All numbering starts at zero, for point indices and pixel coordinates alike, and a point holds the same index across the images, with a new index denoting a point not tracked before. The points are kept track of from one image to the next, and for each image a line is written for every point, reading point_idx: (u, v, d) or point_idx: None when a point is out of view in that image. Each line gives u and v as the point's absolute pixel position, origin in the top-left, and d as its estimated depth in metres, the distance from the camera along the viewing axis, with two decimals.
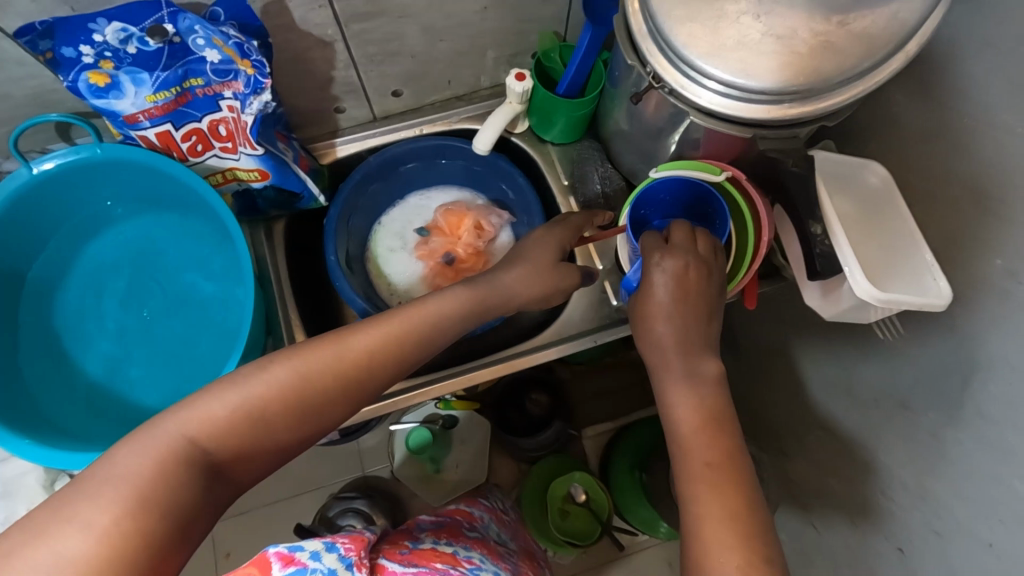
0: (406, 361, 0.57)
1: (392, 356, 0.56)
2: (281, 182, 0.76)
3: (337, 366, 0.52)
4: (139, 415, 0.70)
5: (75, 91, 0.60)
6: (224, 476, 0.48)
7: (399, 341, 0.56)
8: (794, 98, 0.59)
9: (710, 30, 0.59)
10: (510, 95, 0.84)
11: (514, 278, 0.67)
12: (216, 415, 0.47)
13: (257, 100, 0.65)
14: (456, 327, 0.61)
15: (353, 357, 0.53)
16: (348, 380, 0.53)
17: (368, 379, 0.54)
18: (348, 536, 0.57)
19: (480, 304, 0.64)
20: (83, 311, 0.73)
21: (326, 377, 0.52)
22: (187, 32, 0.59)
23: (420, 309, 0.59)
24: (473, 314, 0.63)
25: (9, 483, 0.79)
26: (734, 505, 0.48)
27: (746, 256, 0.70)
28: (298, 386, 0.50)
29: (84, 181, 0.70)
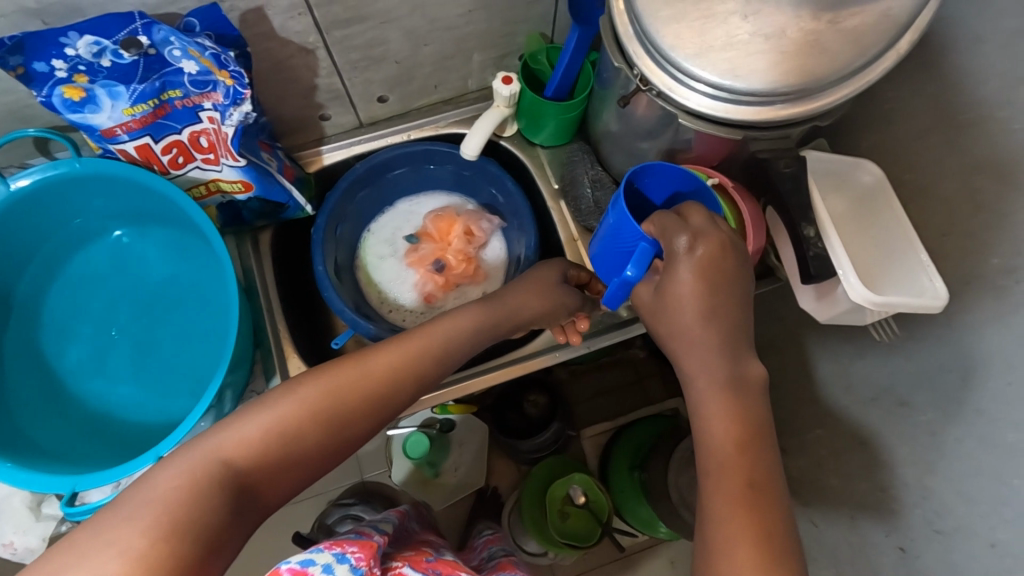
0: (427, 377, 0.58)
1: (414, 373, 0.57)
2: (265, 193, 0.74)
3: (362, 385, 0.53)
4: (123, 434, 0.69)
5: (49, 106, 0.59)
6: (256, 498, 0.48)
7: (418, 359, 0.58)
8: (785, 99, 0.58)
9: (697, 31, 0.58)
10: (498, 99, 0.82)
11: (518, 299, 0.68)
12: (251, 435, 0.48)
13: (237, 112, 0.64)
14: (468, 345, 0.63)
15: (378, 374, 0.55)
16: (374, 399, 0.54)
17: (391, 397, 0.55)
18: (358, 543, 0.56)
19: (490, 325, 0.65)
20: (64, 332, 0.72)
21: (354, 396, 0.53)
22: (163, 43, 0.57)
23: (434, 329, 0.61)
24: (483, 335, 0.64)
25: None
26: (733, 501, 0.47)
27: None
28: (330, 406, 0.51)
29: (63, 198, 0.69)
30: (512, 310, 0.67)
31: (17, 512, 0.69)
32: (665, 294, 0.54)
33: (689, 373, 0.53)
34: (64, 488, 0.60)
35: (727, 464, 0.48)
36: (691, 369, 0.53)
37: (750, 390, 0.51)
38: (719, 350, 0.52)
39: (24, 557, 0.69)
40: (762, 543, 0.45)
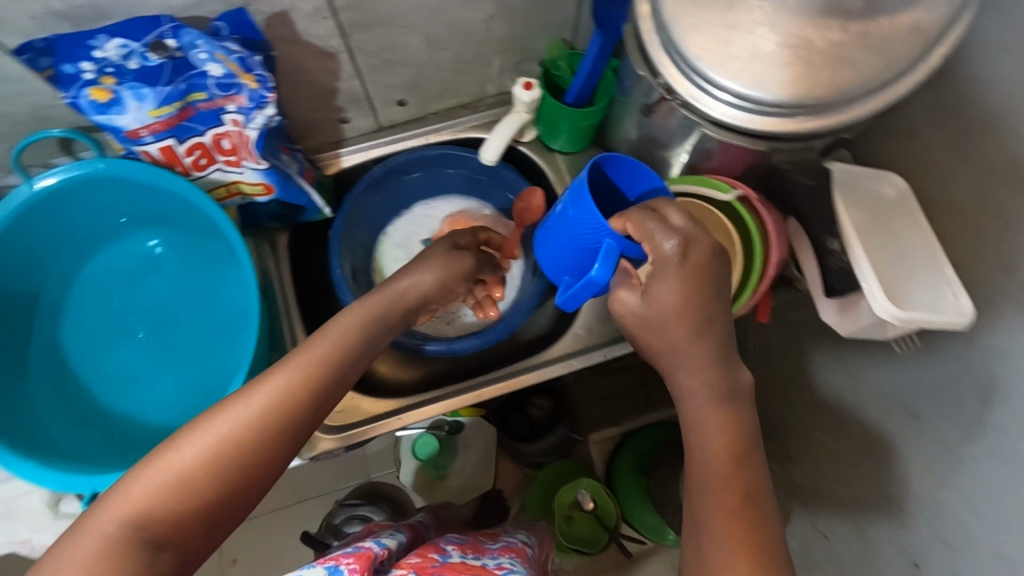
0: (329, 388, 0.51)
1: (320, 380, 0.50)
2: (284, 195, 0.74)
3: (263, 418, 0.47)
4: (138, 434, 0.69)
5: (77, 107, 0.59)
6: (177, 553, 0.43)
7: (313, 372, 0.51)
8: (811, 112, 0.58)
9: (724, 42, 0.57)
10: (516, 104, 0.82)
11: (409, 284, 0.61)
12: (143, 494, 0.43)
13: (261, 115, 0.64)
14: (371, 345, 0.56)
15: (276, 390, 0.48)
16: (271, 432, 0.47)
17: (293, 422, 0.48)
18: (354, 556, 0.56)
19: (388, 318, 0.59)
20: (84, 332, 0.72)
21: (246, 438, 0.46)
22: (189, 46, 0.58)
23: (327, 336, 0.53)
24: (384, 330, 0.58)
25: (10, 502, 0.69)
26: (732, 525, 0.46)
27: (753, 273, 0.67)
28: (221, 457, 0.45)
29: (87, 198, 0.69)
30: (401, 294, 0.61)
31: (35, 512, 0.69)
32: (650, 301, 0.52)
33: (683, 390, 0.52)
34: (85, 488, 0.62)
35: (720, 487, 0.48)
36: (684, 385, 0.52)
37: (742, 402, 0.51)
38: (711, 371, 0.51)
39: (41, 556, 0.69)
40: (756, 566, 0.44)
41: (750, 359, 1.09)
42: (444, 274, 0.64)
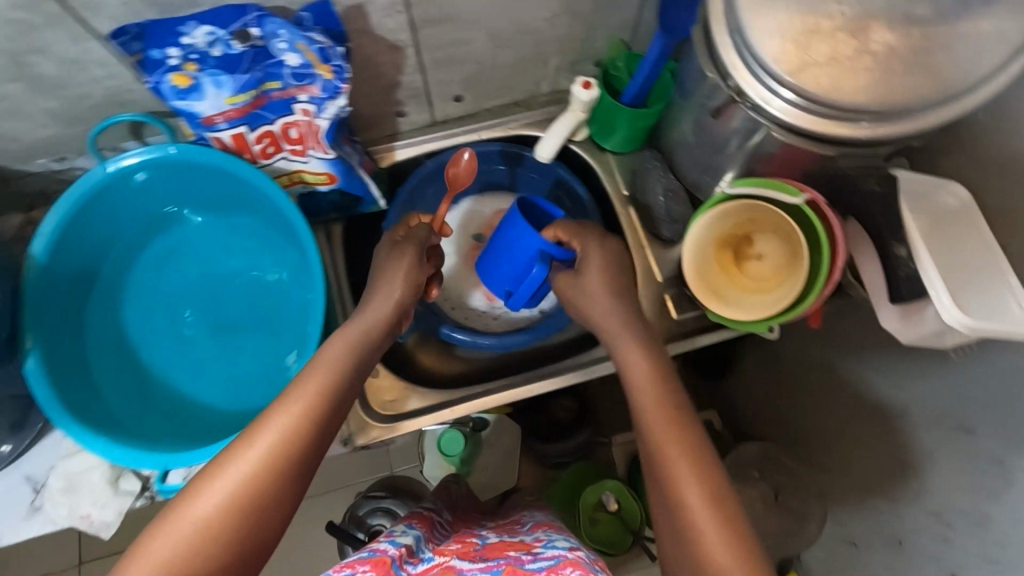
0: (327, 418, 0.53)
1: (323, 414, 0.53)
2: (347, 186, 0.75)
3: (279, 458, 0.49)
4: (197, 414, 0.70)
5: (159, 92, 0.60)
6: None
7: (310, 407, 0.53)
8: (885, 118, 0.58)
9: (802, 46, 0.57)
10: (575, 103, 0.82)
11: (380, 302, 0.64)
12: (170, 551, 0.44)
13: (333, 105, 0.64)
14: (359, 373, 0.58)
15: (284, 430, 0.50)
16: (281, 470, 0.49)
17: (301, 456, 0.50)
18: (370, 562, 0.53)
19: (370, 344, 0.61)
20: (145, 313, 0.73)
21: (260, 480, 0.48)
22: (271, 35, 0.59)
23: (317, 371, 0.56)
24: (368, 356, 0.60)
25: (74, 477, 0.71)
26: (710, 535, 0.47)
27: (819, 276, 0.65)
28: (238, 503, 0.47)
29: (155, 180, 0.70)
30: (377, 316, 0.63)
31: (97, 487, 0.71)
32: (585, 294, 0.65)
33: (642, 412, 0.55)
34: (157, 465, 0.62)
35: (691, 505, 0.49)
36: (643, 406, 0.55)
37: None
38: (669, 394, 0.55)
39: (99, 532, 0.71)
40: None
41: (787, 365, 1.09)
42: (404, 275, 0.65)
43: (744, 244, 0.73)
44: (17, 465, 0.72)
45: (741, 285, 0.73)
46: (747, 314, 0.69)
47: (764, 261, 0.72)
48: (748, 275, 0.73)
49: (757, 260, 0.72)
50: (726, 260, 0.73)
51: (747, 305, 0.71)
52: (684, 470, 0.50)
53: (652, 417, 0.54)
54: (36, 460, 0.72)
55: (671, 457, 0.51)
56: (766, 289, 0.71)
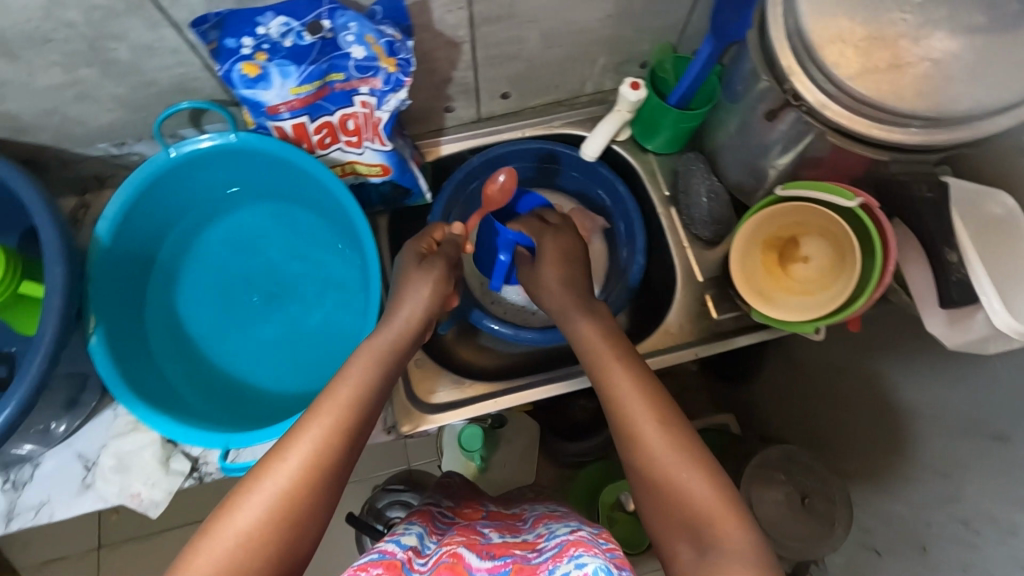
0: (358, 430, 0.54)
1: (355, 425, 0.54)
2: (399, 178, 0.77)
3: (317, 469, 0.50)
4: (248, 397, 0.71)
5: (227, 80, 0.62)
6: None
7: (341, 418, 0.53)
8: (942, 125, 0.59)
9: (862, 52, 0.59)
10: (621, 103, 0.84)
11: (408, 312, 0.65)
12: (216, 563, 0.44)
13: (395, 98, 0.65)
14: (385, 385, 0.59)
15: (321, 441, 0.51)
16: (316, 483, 0.49)
17: (334, 468, 0.51)
18: (379, 567, 0.51)
19: (396, 356, 0.62)
20: (197, 297, 0.75)
21: (296, 492, 0.48)
22: (341, 28, 0.61)
23: (348, 383, 0.56)
24: (394, 370, 0.61)
25: (124, 456, 0.73)
26: (708, 503, 0.50)
27: (873, 270, 0.66)
28: (277, 515, 0.47)
29: (213, 166, 0.72)
30: (404, 325, 0.64)
31: (148, 466, 0.72)
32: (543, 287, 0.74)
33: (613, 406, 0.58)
34: (215, 444, 0.63)
35: (684, 480, 0.52)
36: (618, 401, 0.58)
37: None
38: (647, 387, 0.59)
39: (147, 510, 0.72)
40: None
41: (814, 370, 1.10)
42: (433, 287, 0.66)
43: (790, 247, 0.73)
44: (69, 441, 0.73)
45: (787, 287, 0.73)
46: (794, 315, 0.70)
47: (811, 263, 0.72)
48: (794, 277, 0.73)
49: (803, 262, 0.72)
50: (771, 262, 0.74)
51: (793, 308, 0.71)
52: (668, 450, 0.54)
53: (627, 411, 0.57)
54: (89, 437, 0.73)
55: (649, 442, 0.55)
56: (813, 292, 0.72)
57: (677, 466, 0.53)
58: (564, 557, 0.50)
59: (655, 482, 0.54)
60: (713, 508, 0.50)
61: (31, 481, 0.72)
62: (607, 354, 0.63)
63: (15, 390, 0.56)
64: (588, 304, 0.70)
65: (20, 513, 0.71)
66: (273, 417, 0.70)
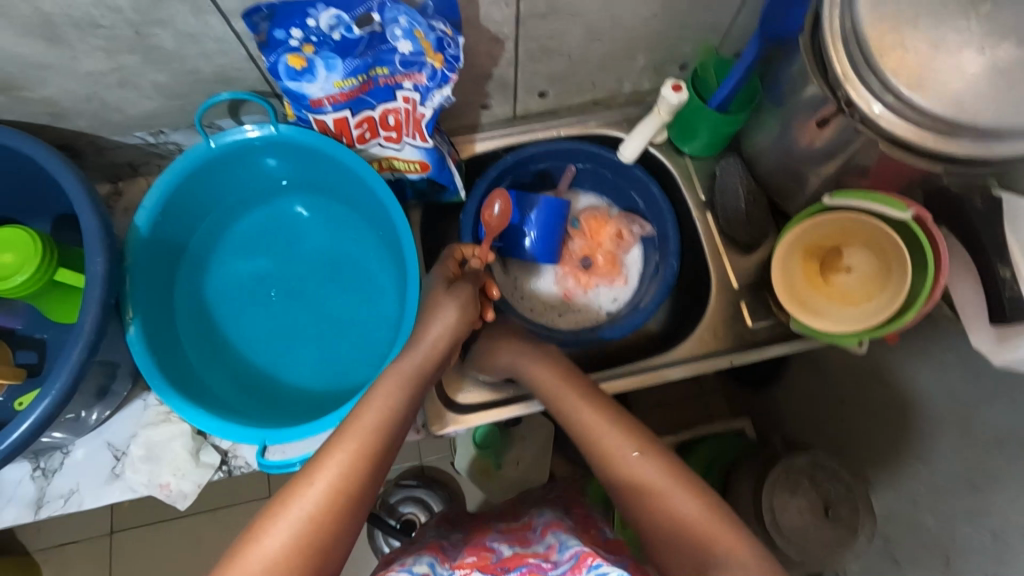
0: (382, 454, 0.54)
1: (379, 450, 0.53)
2: (436, 176, 0.76)
3: (340, 495, 0.49)
4: (279, 391, 0.71)
5: (273, 72, 0.61)
6: None
7: (366, 441, 0.53)
8: (997, 138, 0.57)
9: (923, 61, 0.57)
10: (661, 104, 0.82)
11: (439, 331, 0.65)
12: None
13: (439, 94, 0.65)
14: (410, 411, 0.59)
15: (345, 466, 0.51)
16: (341, 506, 0.49)
17: (359, 492, 0.50)
18: None
19: (420, 380, 0.62)
20: (229, 289, 0.74)
21: (323, 516, 0.48)
22: (390, 22, 0.59)
23: (373, 407, 0.56)
24: (418, 396, 0.61)
25: (154, 446, 0.72)
26: (697, 516, 0.53)
27: (927, 276, 0.64)
28: (303, 540, 0.46)
29: (251, 158, 0.71)
30: (433, 346, 0.65)
31: (177, 458, 0.72)
32: (492, 342, 0.77)
33: (595, 444, 0.60)
34: (252, 439, 0.62)
35: (671, 496, 0.54)
36: (598, 438, 0.60)
37: None
38: (621, 421, 0.61)
39: (175, 502, 0.72)
40: None
41: (839, 380, 1.08)
42: (461, 310, 0.67)
43: (833, 255, 0.73)
44: (98, 431, 0.73)
45: (827, 296, 0.72)
46: (839, 325, 0.69)
47: (852, 274, 0.72)
48: (834, 287, 0.73)
49: (845, 272, 0.72)
50: (811, 270, 0.74)
51: (834, 316, 0.70)
52: (657, 473, 0.56)
53: (602, 439, 0.60)
54: (119, 426, 0.73)
55: (601, 441, 0.60)
56: (854, 302, 0.71)
57: (665, 484, 0.55)
58: (582, 568, 0.55)
59: (643, 501, 0.55)
60: (703, 519, 0.52)
61: (60, 470, 0.72)
62: (571, 395, 0.65)
63: (54, 379, 0.56)
64: (542, 350, 0.73)
65: (49, 501, 0.71)
66: (303, 414, 0.69)
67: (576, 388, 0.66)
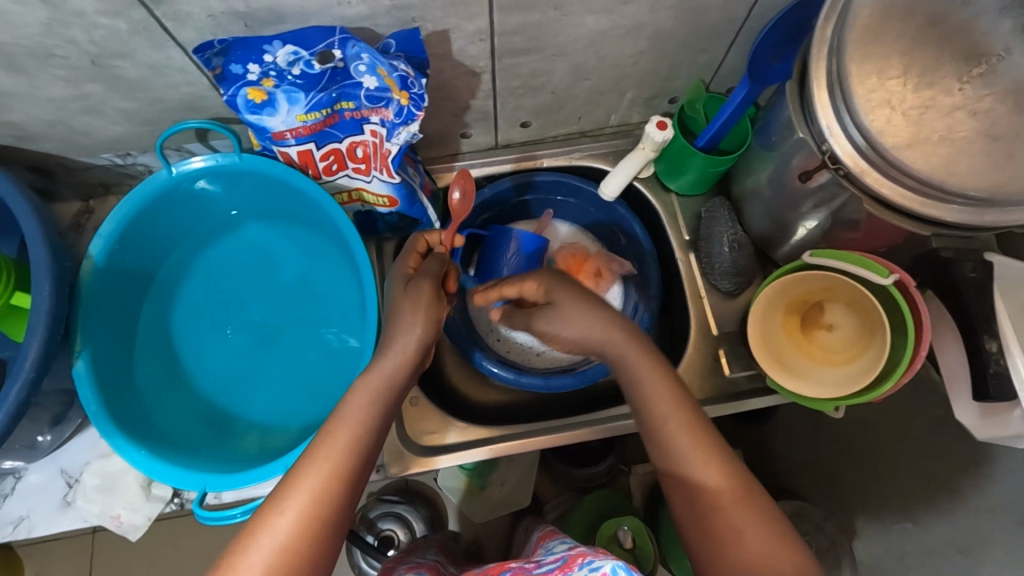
0: (357, 472, 0.50)
1: (354, 468, 0.50)
2: (407, 211, 0.73)
3: (310, 518, 0.47)
4: (235, 426, 0.69)
5: (232, 105, 0.59)
6: None
7: (339, 461, 0.50)
8: (975, 205, 0.54)
9: (912, 121, 0.53)
10: (646, 142, 0.79)
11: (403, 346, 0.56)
12: None
13: (406, 131, 0.62)
14: (388, 416, 0.55)
15: (316, 487, 0.48)
16: (314, 533, 0.47)
17: (334, 515, 0.48)
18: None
19: (397, 389, 0.55)
20: (194, 317, 0.73)
21: (295, 543, 0.46)
22: (352, 58, 0.57)
23: (344, 422, 0.52)
24: (398, 402, 0.56)
25: (108, 476, 0.71)
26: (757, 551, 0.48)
27: (908, 336, 0.62)
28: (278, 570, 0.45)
29: (218, 186, 0.70)
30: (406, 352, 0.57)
31: (130, 490, 0.71)
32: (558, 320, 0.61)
33: (679, 466, 0.53)
34: (195, 484, 0.60)
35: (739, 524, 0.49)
36: (680, 453, 0.53)
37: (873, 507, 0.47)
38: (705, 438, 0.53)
39: (127, 533, 0.70)
40: None
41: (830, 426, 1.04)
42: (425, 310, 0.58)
43: (814, 312, 0.70)
44: (53, 457, 0.71)
45: (809, 354, 0.69)
46: (811, 389, 0.66)
47: (834, 331, 0.68)
48: (816, 344, 0.69)
49: (827, 329, 0.69)
50: (791, 324, 0.70)
51: (814, 378, 0.67)
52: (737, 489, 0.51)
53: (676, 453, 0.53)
54: (74, 453, 0.72)
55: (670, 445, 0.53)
56: (834, 361, 0.68)
57: (733, 510, 0.50)
58: (573, 565, 0.51)
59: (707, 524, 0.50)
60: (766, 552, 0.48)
61: (12, 494, 0.70)
62: (665, 402, 0.55)
63: None
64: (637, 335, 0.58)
65: None
66: (258, 453, 0.67)
67: (670, 396, 0.55)
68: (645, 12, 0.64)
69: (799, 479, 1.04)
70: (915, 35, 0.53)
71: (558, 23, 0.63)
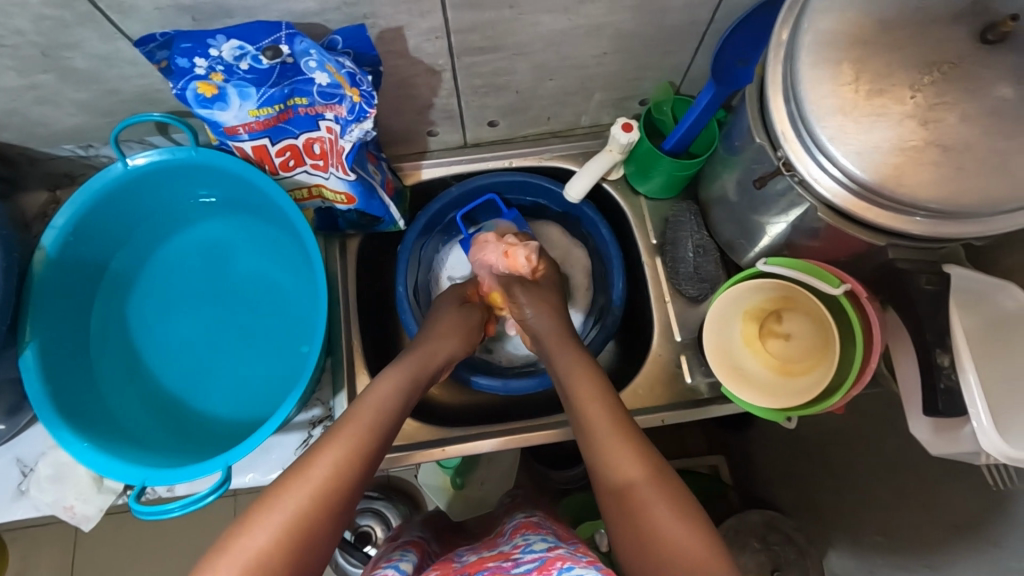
0: (376, 455, 0.52)
1: (374, 440, 0.53)
2: (365, 207, 0.72)
3: (342, 476, 0.49)
4: (185, 419, 0.69)
5: (182, 99, 0.59)
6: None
7: (363, 438, 0.52)
8: (930, 215, 0.53)
9: (864, 128, 0.51)
10: (612, 143, 0.78)
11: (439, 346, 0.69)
12: (262, 547, 0.44)
13: (358, 128, 0.61)
14: (404, 411, 0.58)
15: (346, 452, 0.50)
16: (333, 498, 0.48)
17: (354, 484, 0.50)
18: None
19: (417, 380, 0.62)
20: (149, 309, 0.73)
21: (314, 511, 0.46)
22: (301, 54, 0.56)
23: (371, 407, 0.55)
24: (413, 399, 0.60)
25: (61, 467, 0.71)
26: (680, 536, 0.46)
27: (857, 345, 0.62)
28: (305, 517, 0.46)
29: (174, 178, 0.70)
30: (430, 354, 0.67)
31: (81, 481, 0.71)
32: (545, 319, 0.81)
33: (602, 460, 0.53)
34: (135, 478, 0.61)
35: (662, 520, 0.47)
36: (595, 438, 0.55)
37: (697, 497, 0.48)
38: (629, 436, 0.54)
39: (79, 524, 0.71)
40: None
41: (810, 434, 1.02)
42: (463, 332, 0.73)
43: (771, 320, 0.69)
44: (9, 445, 0.72)
45: (767, 364, 0.68)
46: (778, 401, 0.65)
47: (791, 340, 0.67)
48: (772, 354, 0.68)
49: (783, 339, 0.68)
50: (750, 336, 0.69)
51: (783, 392, 0.66)
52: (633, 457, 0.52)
53: (609, 448, 0.53)
54: (29, 442, 0.72)
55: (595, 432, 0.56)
56: (793, 371, 0.67)
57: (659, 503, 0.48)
58: (552, 569, 0.50)
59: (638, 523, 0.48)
60: (689, 544, 0.46)
61: None
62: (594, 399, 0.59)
63: None
64: None
65: None
66: (205, 448, 0.68)
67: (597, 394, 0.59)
68: (606, 12, 0.63)
69: (781, 486, 1.01)
70: (865, 42, 0.52)
71: (515, 22, 0.62)
